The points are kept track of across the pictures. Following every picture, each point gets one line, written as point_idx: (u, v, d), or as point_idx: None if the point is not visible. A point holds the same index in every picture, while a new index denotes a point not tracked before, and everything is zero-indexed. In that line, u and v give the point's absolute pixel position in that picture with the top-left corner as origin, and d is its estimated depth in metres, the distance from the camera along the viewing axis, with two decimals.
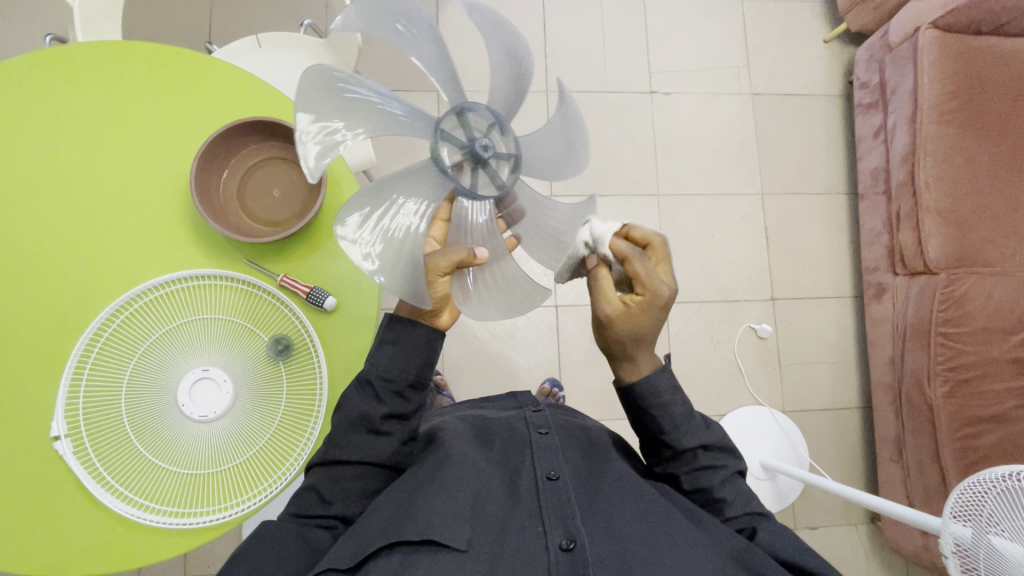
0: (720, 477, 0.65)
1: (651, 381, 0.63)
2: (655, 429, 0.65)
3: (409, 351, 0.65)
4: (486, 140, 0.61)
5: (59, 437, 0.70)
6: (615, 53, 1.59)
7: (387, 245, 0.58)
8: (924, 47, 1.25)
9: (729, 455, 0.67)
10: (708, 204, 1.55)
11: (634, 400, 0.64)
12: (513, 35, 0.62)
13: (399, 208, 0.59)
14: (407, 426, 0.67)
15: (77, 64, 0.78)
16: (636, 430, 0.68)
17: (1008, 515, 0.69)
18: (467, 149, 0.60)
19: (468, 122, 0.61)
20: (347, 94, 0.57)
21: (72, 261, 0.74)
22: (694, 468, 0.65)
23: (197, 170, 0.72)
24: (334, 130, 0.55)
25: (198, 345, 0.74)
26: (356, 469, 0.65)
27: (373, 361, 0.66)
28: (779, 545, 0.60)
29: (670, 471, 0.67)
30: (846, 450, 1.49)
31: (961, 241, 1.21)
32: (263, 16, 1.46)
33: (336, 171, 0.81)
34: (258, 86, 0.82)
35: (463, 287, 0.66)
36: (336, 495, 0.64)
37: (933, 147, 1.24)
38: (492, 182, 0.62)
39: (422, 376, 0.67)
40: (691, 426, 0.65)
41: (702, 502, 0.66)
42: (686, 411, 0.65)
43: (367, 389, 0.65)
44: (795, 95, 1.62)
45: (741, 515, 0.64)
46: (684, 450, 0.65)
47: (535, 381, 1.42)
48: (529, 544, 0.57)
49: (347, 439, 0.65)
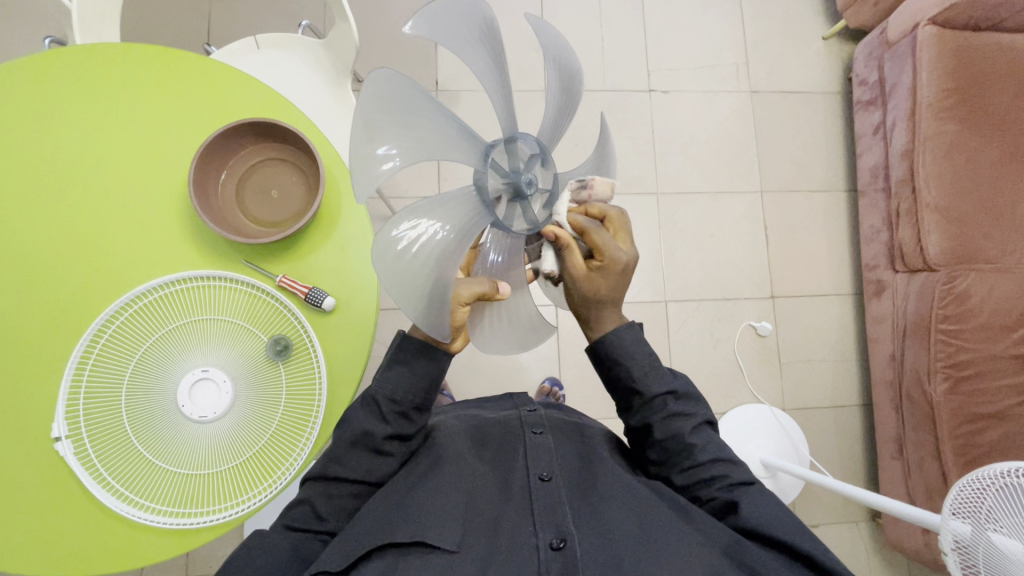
0: (692, 423, 0.65)
1: (619, 332, 0.66)
2: (624, 378, 0.66)
3: (416, 373, 0.65)
4: (529, 173, 0.60)
5: (60, 437, 0.71)
6: (613, 51, 1.59)
7: (420, 269, 0.53)
8: (923, 43, 1.25)
9: (698, 405, 0.68)
10: (707, 202, 1.55)
11: (603, 356, 0.66)
12: (568, 56, 0.64)
13: (436, 231, 0.55)
14: (407, 446, 0.67)
15: (75, 66, 0.79)
16: (608, 383, 0.69)
17: (1006, 511, 0.68)
18: (512, 181, 0.59)
19: (512, 152, 0.60)
20: (400, 106, 0.53)
21: (73, 263, 0.75)
22: (666, 415, 0.65)
23: (195, 170, 0.73)
24: (383, 146, 0.51)
25: (197, 345, 0.74)
26: (352, 485, 0.65)
27: (381, 381, 0.65)
28: (757, 513, 0.58)
29: (644, 421, 0.67)
30: (847, 448, 1.48)
31: (961, 238, 1.21)
32: (262, 17, 1.46)
33: (333, 171, 0.82)
34: (256, 87, 0.82)
35: (480, 316, 0.68)
36: (331, 511, 0.64)
37: (933, 144, 1.24)
38: (526, 218, 0.61)
39: (428, 399, 0.66)
40: (657, 372, 0.67)
41: (676, 450, 0.65)
42: (651, 359, 0.67)
43: (372, 407, 0.65)
44: (794, 92, 1.62)
45: (713, 463, 0.64)
46: (654, 396, 0.66)
47: (535, 380, 1.42)
48: (520, 544, 0.58)
49: (347, 456, 0.64)
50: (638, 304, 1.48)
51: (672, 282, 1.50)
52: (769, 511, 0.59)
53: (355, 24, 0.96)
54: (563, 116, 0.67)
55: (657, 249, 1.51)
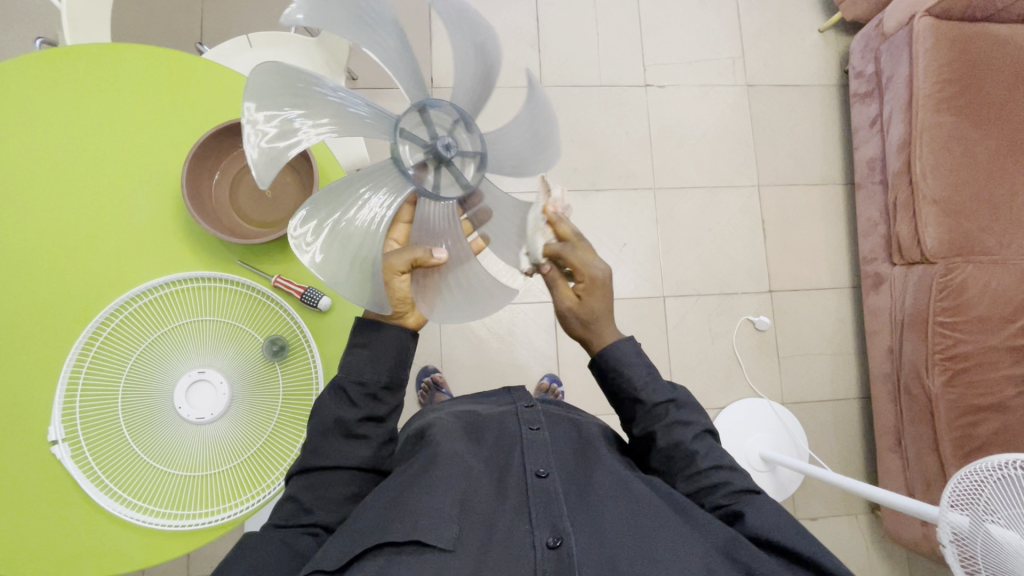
0: (694, 431, 0.66)
1: (618, 346, 0.68)
2: (626, 388, 0.68)
3: (379, 354, 0.66)
4: (447, 138, 0.63)
5: (57, 441, 0.70)
6: (609, 47, 1.58)
7: (340, 247, 0.61)
8: (919, 35, 1.25)
9: (699, 414, 0.68)
10: (704, 197, 1.54)
11: (603, 368, 0.68)
12: (477, 23, 0.62)
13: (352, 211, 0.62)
14: (383, 428, 0.67)
15: (64, 67, 0.78)
16: (611, 396, 0.70)
17: (1004, 502, 0.69)
18: (430, 147, 0.63)
19: (424, 120, 0.63)
20: (300, 90, 0.58)
21: (66, 267, 0.74)
22: (669, 423, 0.66)
23: (187, 173, 0.72)
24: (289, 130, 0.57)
25: (193, 346, 0.74)
26: (335, 474, 0.65)
27: (345, 366, 0.66)
28: (760, 522, 0.59)
29: (647, 431, 0.68)
30: (846, 441, 1.49)
31: (958, 230, 1.21)
32: (255, 16, 1.45)
33: (326, 170, 0.81)
34: (246, 86, 0.81)
35: (421, 290, 0.67)
36: (316, 503, 0.64)
37: (929, 136, 1.23)
38: (456, 182, 0.66)
39: (395, 378, 0.67)
40: (658, 380, 0.68)
41: (680, 459, 0.66)
42: (652, 369, 0.68)
43: (341, 394, 0.65)
44: (791, 86, 1.61)
45: (712, 471, 0.64)
46: (657, 404, 0.67)
47: (534, 377, 1.42)
48: (516, 542, 0.57)
49: (323, 445, 0.64)
50: (637, 300, 1.48)
51: (670, 277, 1.50)
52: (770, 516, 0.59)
53: None
54: (486, 78, 0.67)
55: (655, 245, 1.51)
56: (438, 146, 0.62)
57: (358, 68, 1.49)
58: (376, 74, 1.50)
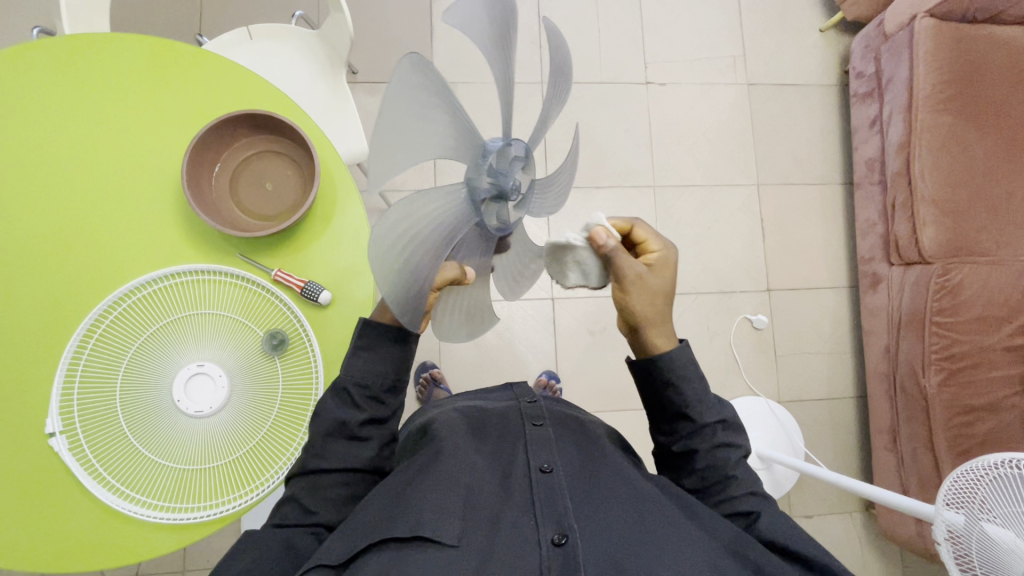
0: (737, 455, 0.67)
1: (674, 355, 0.65)
2: (677, 402, 0.66)
3: (385, 357, 0.66)
4: (514, 176, 0.59)
5: (54, 433, 0.70)
6: (610, 43, 1.58)
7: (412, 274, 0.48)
8: (919, 36, 1.25)
9: (742, 437, 0.69)
10: (704, 196, 1.55)
11: (655, 371, 0.66)
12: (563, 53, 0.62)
13: (425, 215, 0.47)
14: (384, 430, 0.68)
15: (63, 57, 0.77)
16: (655, 404, 0.68)
17: (1001, 501, 0.70)
18: (498, 186, 0.57)
19: (501, 153, 0.56)
20: (432, 88, 0.45)
21: (64, 257, 0.74)
22: (713, 444, 0.66)
23: (188, 164, 0.72)
24: (410, 127, 0.44)
25: (192, 340, 0.73)
26: (338, 475, 0.65)
27: (348, 369, 0.66)
28: (778, 532, 0.60)
29: (688, 448, 0.67)
30: (842, 439, 1.50)
31: (956, 230, 1.21)
32: (254, 8, 1.44)
33: (329, 164, 0.81)
34: (247, 77, 0.81)
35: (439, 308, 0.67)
36: (319, 503, 0.64)
37: (929, 136, 1.24)
38: (497, 219, 0.62)
39: (398, 381, 0.68)
40: (710, 399, 0.67)
41: (713, 481, 0.66)
42: (705, 386, 0.67)
43: (344, 397, 0.65)
44: (791, 85, 1.61)
45: (746, 496, 0.65)
46: (706, 423, 0.66)
47: (532, 374, 1.42)
48: (523, 537, 0.57)
49: (326, 448, 0.64)
50: None
51: None
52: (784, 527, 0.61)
53: (348, 13, 0.93)
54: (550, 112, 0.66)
55: None
56: (506, 188, 0.58)
57: (360, 62, 1.48)
58: (376, 67, 1.49)
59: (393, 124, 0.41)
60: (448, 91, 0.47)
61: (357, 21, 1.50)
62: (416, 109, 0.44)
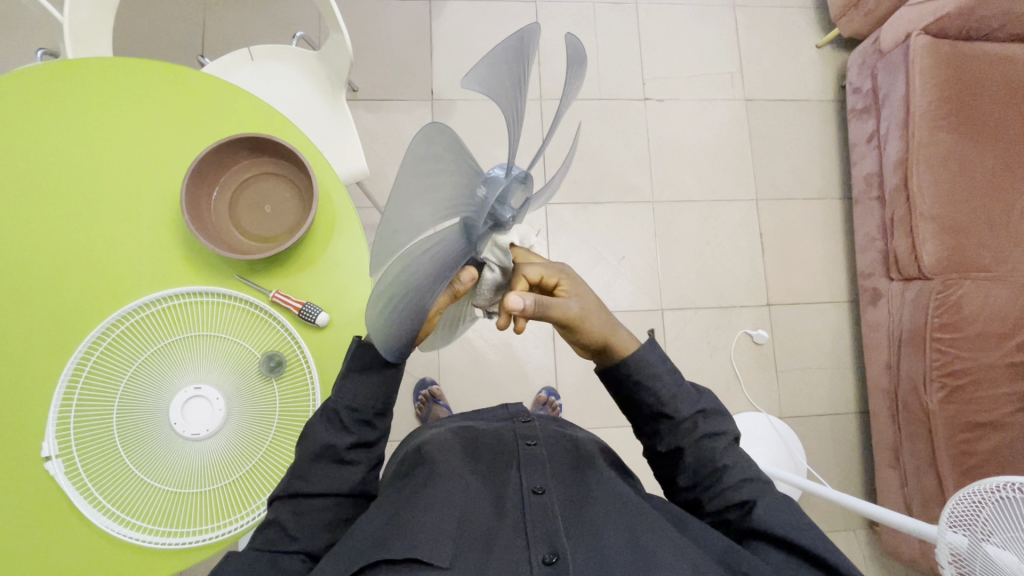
0: (724, 443, 0.65)
1: (640, 353, 0.67)
2: (651, 401, 0.66)
3: (374, 379, 0.65)
4: (511, 206, 0.53)
5: (50, 457, 0.70)
6: (608, 59, 1.59)
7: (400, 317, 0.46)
8: (915, 54, 1.26)
9: (726, 422, 0.68)
10: (702, 211, 1.55)
11: (621, 376, 0.67)
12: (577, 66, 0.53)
13: (428, 265, 0.44)
14: (372, 453, 0.67)
15: (65, 81, 0.78)
16: (633, 405, 0.68)
17: (1003, 525, 0.69)
18: (493, 218, 0.52)
19: (503, 188, 0.50)
20: (445, 152, 0.40)
21: (66, 280, 0.74)
22: (697, 437, 0.65)
23: (187, 187, 0.72)
24: (419, 194, 0.39)
25: (188, 362, 0.73)
26: (322, 500, 0.64)
27: (338, 392, 0.66)
28: (773, 522, 0.59)
29: (673, 446, 0.66)
30: (844, 456, 1.48)
31: (955, 246, 1.21)
32: (257, 28, 1.46)
33: (331, 188, 0.81)
34: (247, 100, 0.82)
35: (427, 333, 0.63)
36: (302, 529, 0.63)
37: (926, 153, 1.24)
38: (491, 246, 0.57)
39: (388, 403, 0.67)
40: (684, 392, 0.67)
41: (705, 475, 0.65)
42: (674, 379, 0.67)
43: (333, 420, 0.65)
44: (789, 100, 1.62)
45: (740, 484, 0.63)
46: (684, 418, 0.65)
47: (531, 390, 1.42)
48: (513, 557, 0.56)
49: (312, 470, 0.64)
50: (636, 313, 1.48)
51: (669, 291, 1.50)
52: (783, 514, 0.60)
53: (348, 37, 0.94)
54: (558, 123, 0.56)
55: (653, 258, 1.51)
56: (502, 220, 0.53)
57: (360, 80, 1.50)
58: (377, 85, 1.51)
59: (400, 203, 0.37)
60: (460, 145, 0.41)
61: (358, 40, 1.52)
62: (427, 175, 0.39)
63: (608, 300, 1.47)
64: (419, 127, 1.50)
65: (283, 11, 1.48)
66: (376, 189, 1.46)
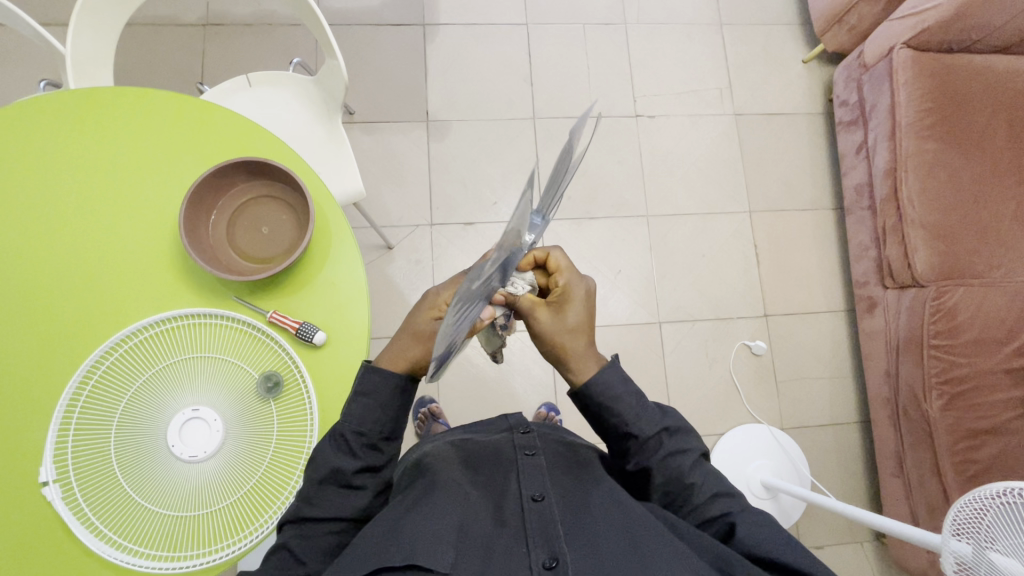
0: (690, 459, 0.66)
1: (602, 378, 0.66)
2: (615, 423, 0.67)
3: (383, 405, 0.67)
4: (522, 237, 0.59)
5: (48, 482, 0.70)
6: (599, 79, 1.62)
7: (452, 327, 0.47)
8: (898, 67, 1.29)
9: (692, 439, 0.69)
10: (696, 224, 1.56)
11: (588, 402, 0.66)
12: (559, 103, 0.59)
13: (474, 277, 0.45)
14: (378, 477, 0.68)
15: (68, 110, 0.80)
16: (599, 429, 0.69)
17: (1005, 532, 0.68)
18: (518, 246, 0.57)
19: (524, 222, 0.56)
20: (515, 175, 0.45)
21: (67, 305, 0.75)
22: (663, 455, 0.66)
23: (185, 211, 0.73)
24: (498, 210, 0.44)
25: (188, 383, 0.74)
26: (328, 524, 0.64)
27: (346, 416, 0.66)
28: (754, 539, 0.59)
29: (642, 465, 0.67)
30: (847, 466, 1.47)
31: (947, 253, 1.22)
32: (255, 54, 1.50)
33: (328, 215, 0.83)
34: (244, 125, 0.84)
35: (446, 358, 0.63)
36: (309, 552, 0.62)
37: (913, 162, 1.26)
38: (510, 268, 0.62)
39: (395, 429, 0.69)
40: (646, 414, 0.67)
41: (678, 492, 0.66)
42: (640, 402, 0.67)
43: (340, 443, 0.65)
44: (778, 114, 1.66)
45: (711, 501, 0.64)
46: (649, 438, 0.66)
47: (531, 407, 1.42)
48: (512, 563, 0.56)
49: (319, 494, 0.64)
50: (634, 326, 1.48)
51: (666, 303, 1.51)
52: (757, 530, 0.60)
53: (342, 62, 0.97)
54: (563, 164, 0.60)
55: (649, 271, 1.52)
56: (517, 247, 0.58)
57: (356, 103, 1.53)
58: (373, 107, 1.54)
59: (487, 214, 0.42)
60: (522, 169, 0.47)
61: (354, 63, 1.55)
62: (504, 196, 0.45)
63: (605, 313, 1.48)
64: (415, 147, 1.52)
65: (281, 39, 1.52)
66: (373, 209, 1.48)
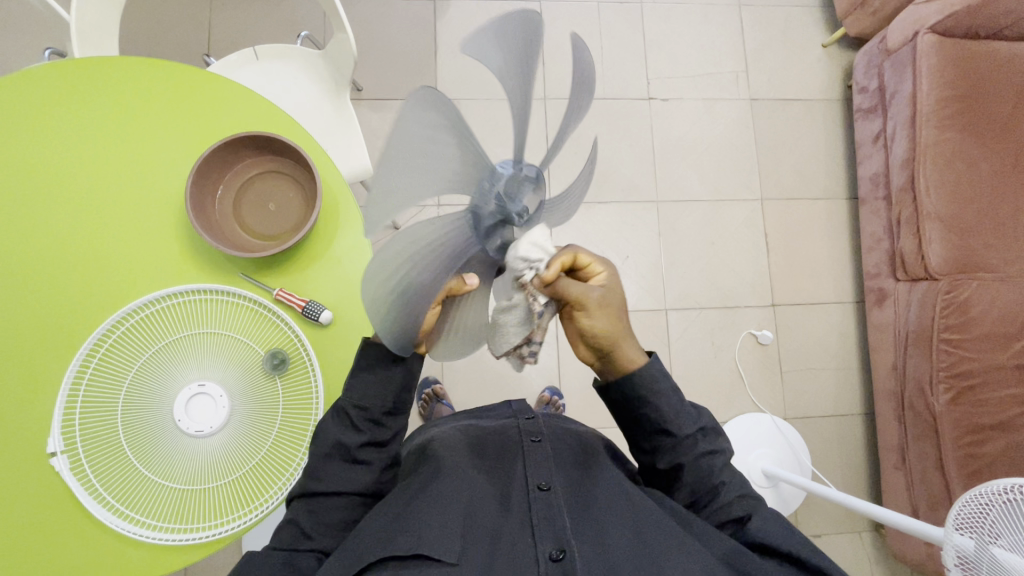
0: (720, 460, 0.66)
1: (648, 367, 0.64)
2: (655, 417, 0.65)
3: (386, 376, 0.65)
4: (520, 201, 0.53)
5: (55, 453, 0.70)
6: (612, 59, 1.59)
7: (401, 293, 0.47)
8: (923, 52, 1.25)
9: (722, 440, 0.69)
10: (707, 210, 1.54)
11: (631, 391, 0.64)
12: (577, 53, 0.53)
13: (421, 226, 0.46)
14: (385, 453, 0.68)
15: (72, 81, 0.79)
16: (631, 423, 0.67)
17: (1009, 526, 0.68)
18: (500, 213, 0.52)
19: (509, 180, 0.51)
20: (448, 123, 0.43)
21: (75, 278, 0.74)
22: (697, 455, 0.65)
23: (192, 187, 0.72)
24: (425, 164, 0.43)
25: (194, 359, 0.74)
26: (335, 499, 0.65)
27: (348, 390, 0.65)
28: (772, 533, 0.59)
29: (673, 463, 0.66)
30: (849, 457, 1.47)
31: (962, 247, 1.20)
32: (262, 28, 1.47)
33: (332, 184, 0.82)
34: (250, 97, 0.82)
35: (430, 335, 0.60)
36: (318, 529, 0.63)
37: (933, 152, 1.23)
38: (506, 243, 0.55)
39: (399, 402, 0.67)
40: (687, 411, 0.66)
41: (703, 492, 0.65)
42: (680, 398, 0.66)
43: (344, 418, 0.65)
44: (794, 99, 1.62)
45: (736, 501, 0.64)
46: (687, 436, 0.65)
47: (534, 390, 1.42)
48: (519, 553, 0.56)
49: (324, 469, 0.64)
50: (639, 313, 1.48)
51: (672, 291, 1.50)
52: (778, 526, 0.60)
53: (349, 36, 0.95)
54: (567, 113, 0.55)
55: (657, 257, 1.51)
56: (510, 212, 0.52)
57: (365, 80, 1.51)
58: (382, 84, 1.51)
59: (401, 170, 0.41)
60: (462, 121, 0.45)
61: (363, 39, 1.52)
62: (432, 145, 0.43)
63: None
64: None
65: (288, 12, 1.49)
66: None
